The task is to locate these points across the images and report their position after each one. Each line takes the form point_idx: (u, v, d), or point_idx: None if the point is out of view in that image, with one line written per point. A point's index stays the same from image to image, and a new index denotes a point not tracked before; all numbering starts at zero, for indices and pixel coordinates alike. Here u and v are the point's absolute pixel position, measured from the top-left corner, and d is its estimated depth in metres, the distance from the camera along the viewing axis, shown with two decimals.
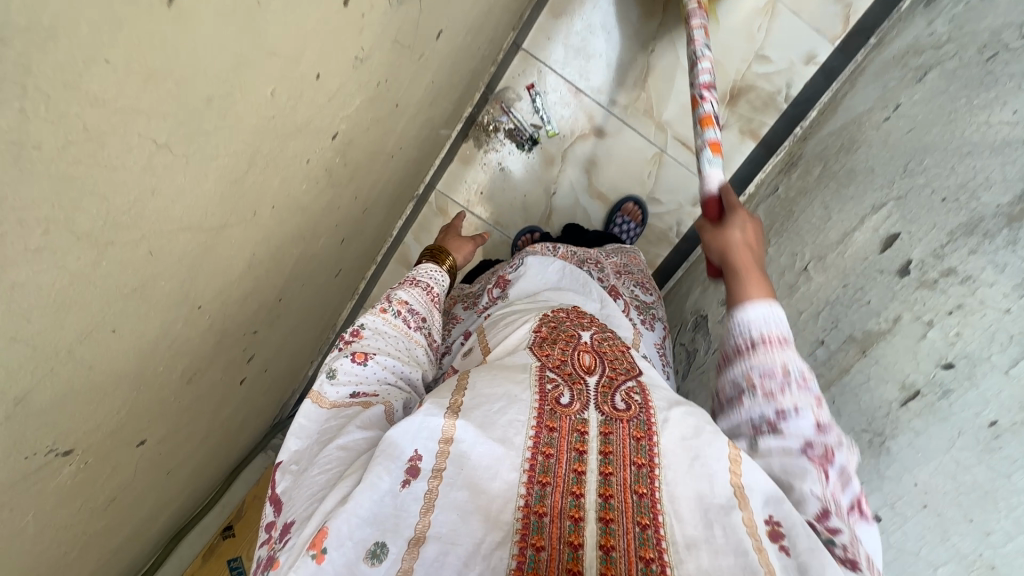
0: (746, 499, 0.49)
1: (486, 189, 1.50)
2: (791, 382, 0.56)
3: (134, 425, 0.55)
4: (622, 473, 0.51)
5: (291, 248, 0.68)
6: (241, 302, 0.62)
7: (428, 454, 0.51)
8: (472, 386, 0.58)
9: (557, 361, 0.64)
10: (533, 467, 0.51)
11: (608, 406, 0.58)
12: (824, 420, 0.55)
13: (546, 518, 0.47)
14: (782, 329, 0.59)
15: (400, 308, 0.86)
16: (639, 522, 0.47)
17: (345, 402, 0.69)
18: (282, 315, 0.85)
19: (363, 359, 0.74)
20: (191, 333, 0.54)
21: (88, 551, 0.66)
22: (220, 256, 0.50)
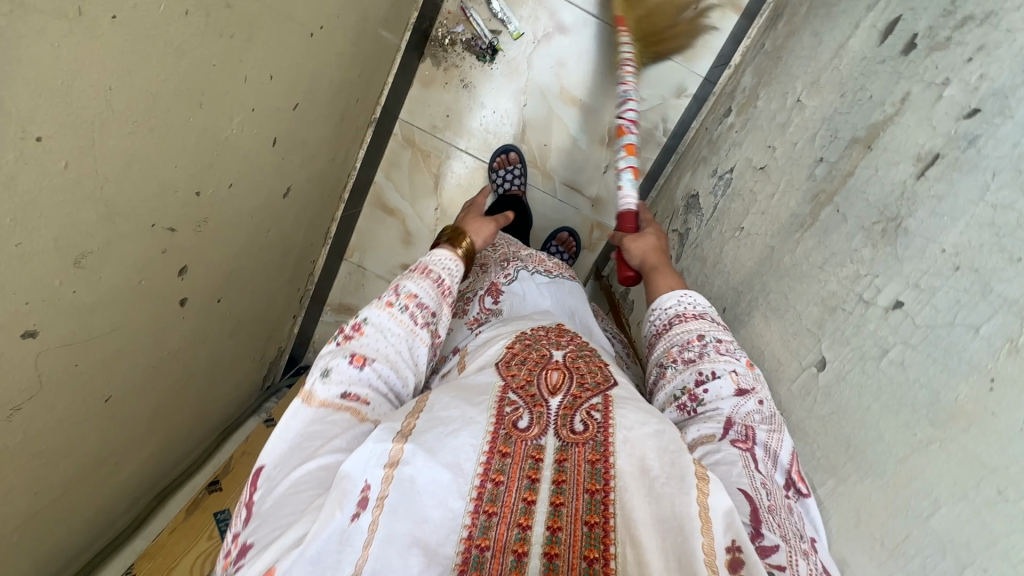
0: (710, 525, 0.44)
1: (453, 111, 1.40)
2: (707, 348, 0.63)
3: (4, 303, 0.48)
4: (574, 502, 0.48)
5: (185, 114, 0.60)
6: (127, 167, 0.55)
7: (376, 482, 0.49)
8: (430, 408, 0.56)
9: (522, 379, 0.62)
10: (480, 496, 0.48)
11: (567, 429, 0.55)
12: (743, 384, 0.59)
13: (487, 553, 0.45)
14: (696, 308, 0.68)
15: (408, 302, 0.73)
16: (585, 556, 0.45)
17: (335, 402, 0.61)
18: (216, 221, 0.78)
19: (362, 364, 0.65)
20: (51, 186, 0.47)
21: (12, 475, 0.60)
22: (51, 71, 0.42)
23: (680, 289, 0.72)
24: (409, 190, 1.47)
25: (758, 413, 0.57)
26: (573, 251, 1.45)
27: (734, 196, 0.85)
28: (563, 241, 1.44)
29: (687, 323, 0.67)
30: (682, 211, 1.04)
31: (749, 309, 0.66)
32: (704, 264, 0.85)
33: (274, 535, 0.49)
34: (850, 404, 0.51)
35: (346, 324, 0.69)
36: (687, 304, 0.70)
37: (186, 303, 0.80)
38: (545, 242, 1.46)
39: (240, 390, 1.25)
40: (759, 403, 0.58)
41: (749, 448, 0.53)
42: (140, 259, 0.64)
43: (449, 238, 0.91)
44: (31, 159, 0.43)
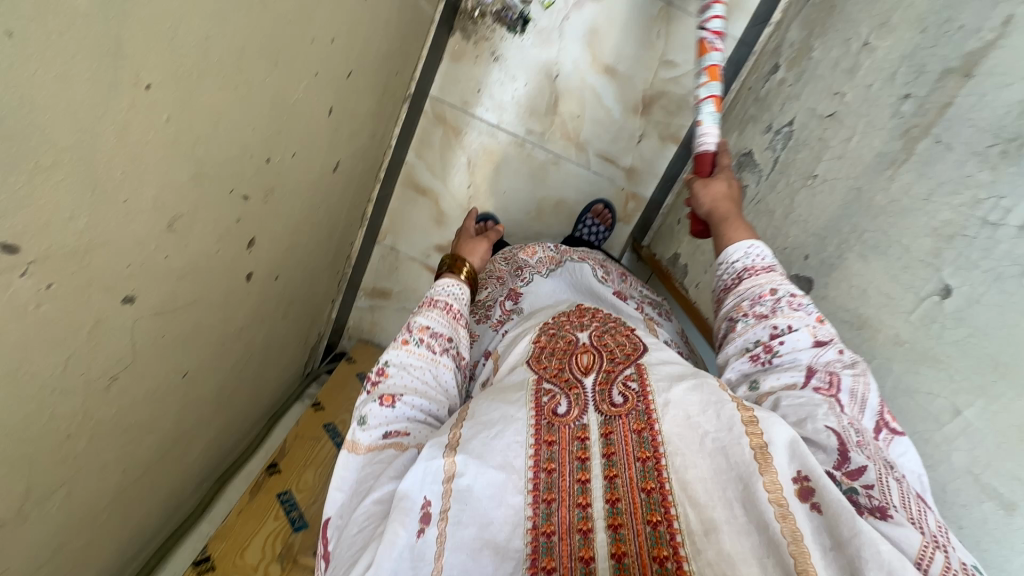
0: (770, 459, 0.43)
1: (484, 86, 1.38)
2: (780, 302, 0.61)
3: (110, 264, 0.47)
4: (628, 472, 0.48)
5: (263, 73, 0.58)
6: (213, 124, 0.53)
7: (435, 498, 0.49)
8: (472, 414, 0.56)
9: (553, 369, 0.62)
10: (537, 486, 0.49)
11: (607, 403, 0.55)
12: (821, 336, 0.58)
13: (554, 538, 0.46)
14: (765, 259, 0.66)
15: (422, 334, 0.71)
16: (649, 521, 0.45)
17: (378, 445, 0.60)
18: (280, 193, 0.77)
19: (393, 403, 0.63)
20: (154, 140, 0.45)
21: (107, 449, 0.60)
22: (157, 13, 0.40)
23: (747, 240, 0.69)
24: (441, 169, 1.45)
25: (841, 359, 0.55)
26: (609, 223, 1.44)
27: (800, 146, 0.83)
28: (598, 214, 1.44)
29: (759, 276, 0.65)
30: (735, 170, 1.03)
31: (842, 252, 0.64)
32: (772, 216, 0.83)
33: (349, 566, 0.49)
34: (989, 322, 0.49)
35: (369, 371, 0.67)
36: (755, 257, 0.67)
37: (251, 278, 0.80)
38: (580, 215, 1.45)
39: (287, 374, 1.25)
40: (841, 352, 0.56)
41: (832, 392, 0.52)
42: (218, 227, 0.63)
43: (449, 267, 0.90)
44: (138, 107, 0.42)
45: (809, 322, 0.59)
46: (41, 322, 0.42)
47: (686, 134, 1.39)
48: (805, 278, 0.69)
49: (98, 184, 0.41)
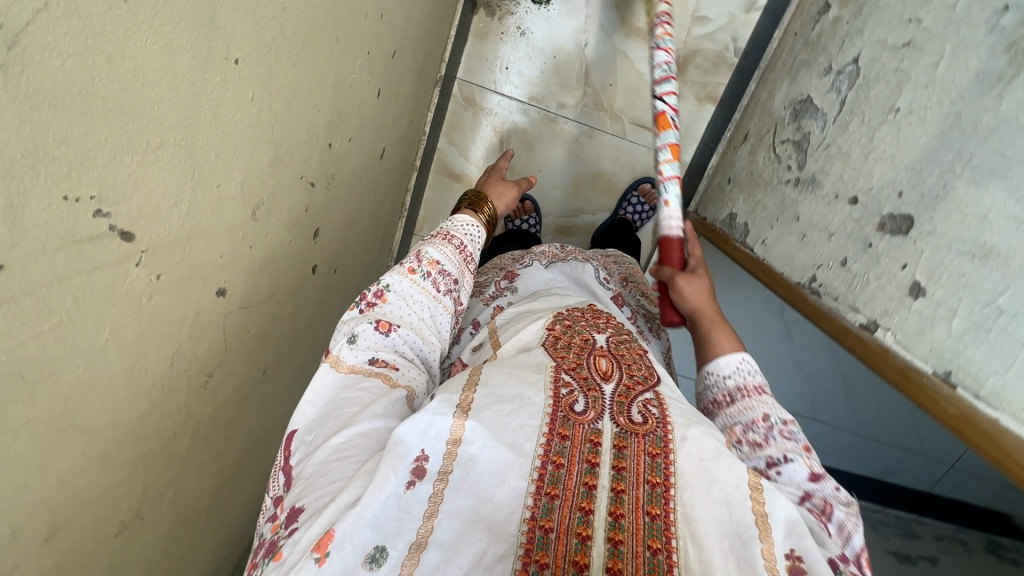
0: (768, 529, 0.43)
1: (511, 62, 1.35)
2: (774, 432, 0.60)
3: (206, 254, 0.45)
4: (635, 491, 0.46)
5: (328, 50, 0.56)
6: (288, 105, 0.52)
7: (435, 455, 0.46)
8: (485, 381, 0.53)
9: (571, 361, 0.59)
10: (542, 477, 0.45)
11: (624, 417, 0.52)
12: (815, 468, 0.56)
13: (553, 534, 0.42)
14: (756, 379, 0.66)
15: (430, 268, 0.71)
16: (649, 546, 0.42)
17: (364, 368, 0.59)
18: (339, 180, 0.75)
19: (388, 328, 0.62)
20: (242, 118, 0.44)
21: (205, 449, 0.59)
22: None
23: (740, 353, 0.69)
24: (473, 153, 1.43)
25: (837, 495, 0.54)
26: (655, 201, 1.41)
27: (871, 82, 0.78)
28: (643, 194, 1.42)
29: (750, 398, 0.64)
30: (792, 120, 0.98)
31: (946, 182, 0.59)
32: (847, 159, 0.78)
33: (320, 497, 0.45)
34: None
35: (367, 291, 0.66)
36: (746, 374, 0.67)
37: (316, 271, 0.79)
38: (626, 193, 1.44)
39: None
40: (836, 486, 0.54)
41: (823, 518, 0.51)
42: (291, 216, 0.62)
43: (471, 203, 0.92)
44: (230, 84, 0.40)
45: (803, 455, 0.57)
46: (151, 315, 0.40)
47: (724, 92, 1.34)
48: (904, 215, 0.64)
49: (197, 167, 0.40)
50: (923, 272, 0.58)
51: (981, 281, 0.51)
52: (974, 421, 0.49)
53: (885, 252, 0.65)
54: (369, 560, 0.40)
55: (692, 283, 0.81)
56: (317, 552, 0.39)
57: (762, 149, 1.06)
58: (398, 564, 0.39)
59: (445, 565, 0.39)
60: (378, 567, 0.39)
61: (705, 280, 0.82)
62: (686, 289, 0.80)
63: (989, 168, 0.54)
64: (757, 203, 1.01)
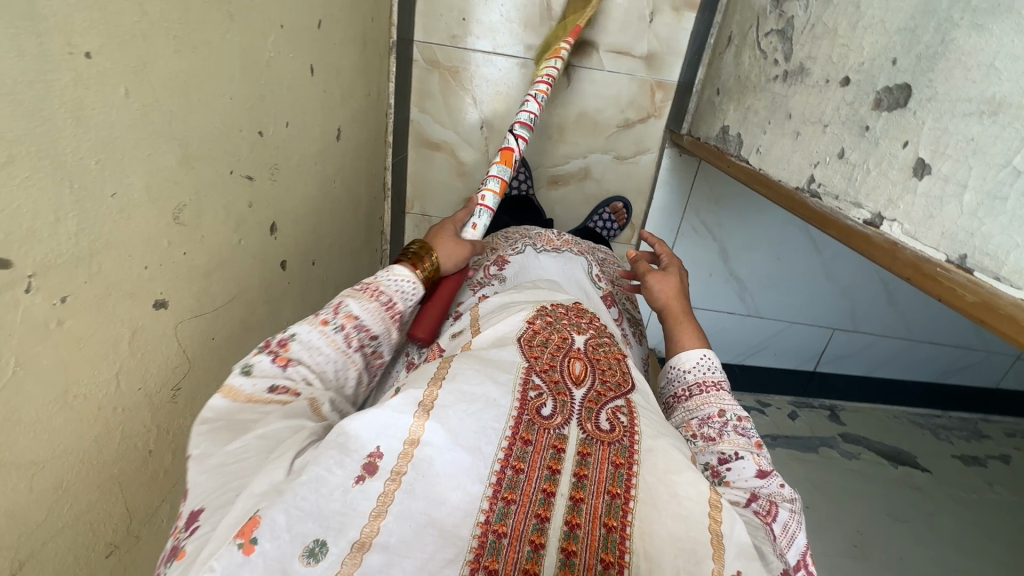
0: (721, 549, 0.41)
1: (467, 10, 1.26)
2: (727, 427, 0.58)
3: (123, 270, 0.43)
4: (593, 500, 0.43)
5: (220, 29, 0.52)
6: (183, 97, 0.48)
7: (389, 452, 0.42)
8: (453, 377, 0.49)
9: (546, 362, 0.54)
10: (499, 481, 0.42)
11: (591, 423, 0.48)
12: (764, 465, 0.54)
13: (504, 541, 0.39)
14: (716, 372, 0.63)
15: (346, 322, 0.61)
16: (602, 559, 0.40)
17: (262, 397, 0.52)
18: (286, 168, 0.72)
19: (286, 364, 0.55)
20: (119, 118, 0.41)
21: None
22: None
23: (703, 349, 0.66)
24: (448, 118, 1.37)
25: (782, 492, 0.53)
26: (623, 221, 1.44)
27: None
28: (614, 211, 1.44)
29: (708, 393, 0.62)
30: (774, 7, 0.87)
31: (944, 34, 0.50)
32: (835, 36, 0.68)
33: (228, 497, 0.42)
34: None
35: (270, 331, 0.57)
36: (707, 368, 0.64)
37: (286, 266, 0.77)
38: (596, 208, 1.45)
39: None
40: (783, 483, 0.53)
41: (768, 520, 0.49)
42: (230, 214, 0.59)
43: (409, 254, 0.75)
44: (87, 81, 0.37)
45: (754, 451, 0.55)
46: (69, 341, 0.39)
47: None
48: (901, 84, 0.55)
49: (74, 177, 0.37)
50: (927, 145, 0.50)
51: (991, 142, 0.43)
52: (997, 307, 0.41)
53: (884, 132, 0.56)
54: (306, 554, 0.36)
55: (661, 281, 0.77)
56: (241, 538, 0.35)
57: (747, 48, 0.96)
58: (336, 561, 0.36)
59: (389, 568, 0.36)
60: (315, 562, 0.36)
61: (676, 277, 0.78)
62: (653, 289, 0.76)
63: (991, 5, 0.45)
64: (748, 109, 0.91)
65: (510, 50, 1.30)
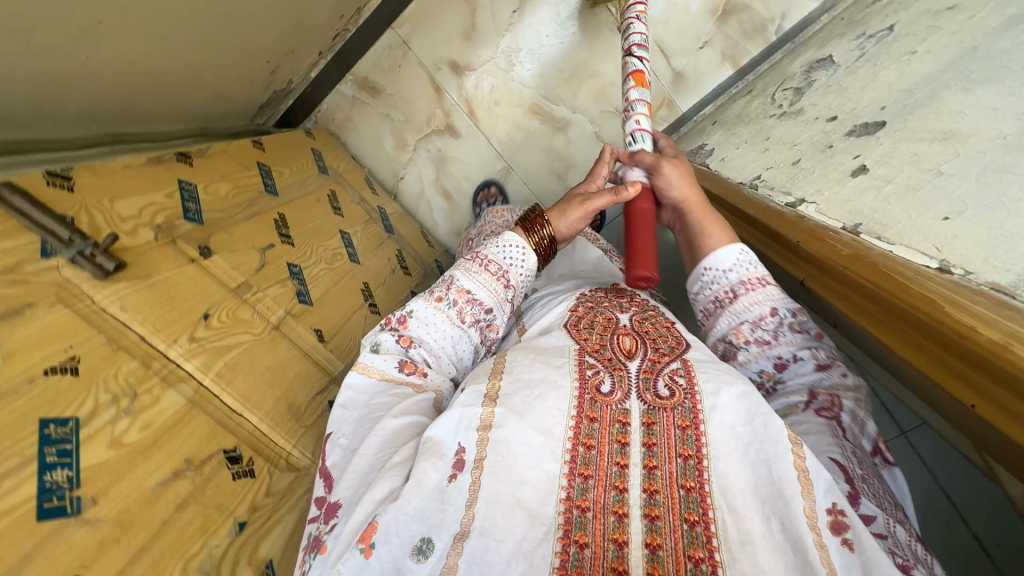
0: (809, 487, 0.44)
1: None
2: (783, 326, 0.63)
3: None
4: (667, 466, 0.49)
5: None
6: None
7: (470, 444, 0.50)
8: (511, 369, 0.56)
9: (595, 344, 0.60)
10: (574, 458, 0.49)
11: (651, 393, 0.54)
12: (823, 358, 0.60)
13: (586, 513, 0.46)
14: (755, 271, 0.65)
15: (458, 296, 0.67)
16: (686, 519, 0.46)
17: (393, 373, 0.62)
18: None
19: (410, 342, 0.64)
20: None
21: None
22: None
23: (734, 242, 0.65)
24: None
25: (844, 382, 0.58)
26: None
27: (900, 38, 0.77)
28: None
29: (755, 292, 0.64)
30: (803, 74, 0.96)
31: (935, 93, 0.57)
32: (843, 92, 0.76)
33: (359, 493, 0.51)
34: None
35: (392, 316, 0.67)
36: (747, 267, 0.65)
37: None
38: None
39: (240, 88, 1.07)
40: (843, 374, 0.59)
41: (836, 415, 0.55)
42: None
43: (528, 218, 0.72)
44: None
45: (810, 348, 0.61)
46: None
47: (748, 61, 1.31)
48: (877, 121, 0.61)
49: None
50: (874, 158, 0.55)
51: (931, 155, 0.48)
52: (867, 257, 0.44)
53: (842, 148, 0.62)
54: (415, 552, 0.46)
55: (676, 170, 0.70)
56: (362, 543, 0.45)
57: (761, 97, 1.03)
58: (443, 553, 0.45)
59: (487, 550, 0.44)
60: (425, 558, 0.45)
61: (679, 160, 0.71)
62: (675, 178, 0.70)
63: (986, 77, 0.51)
64: (733, 133, 0.97)
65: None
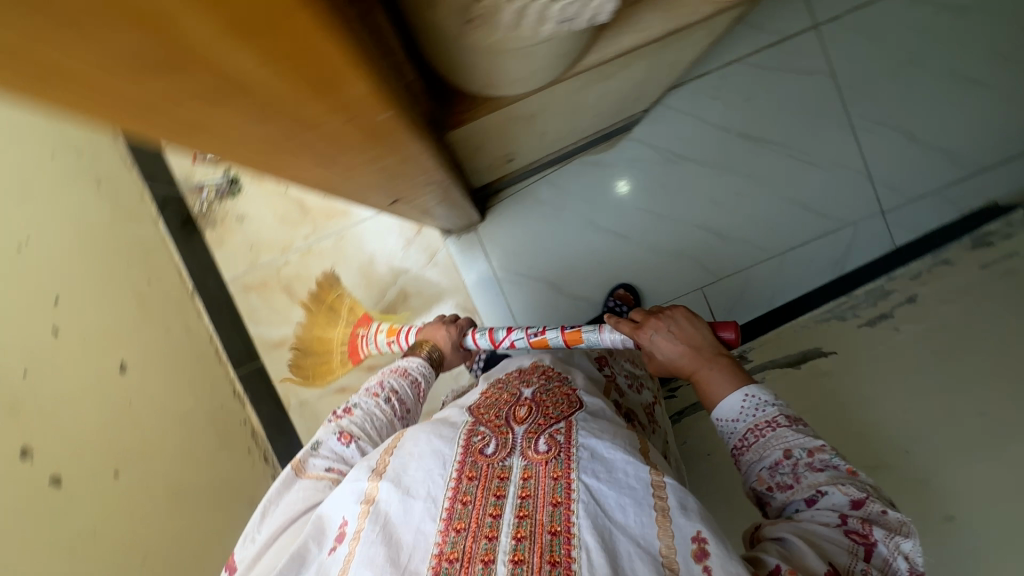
0: (668, 523, 0.43)
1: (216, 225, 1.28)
2: (801, 469, 0.54)
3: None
4: (537, 514, 0.45)
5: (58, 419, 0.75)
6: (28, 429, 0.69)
7: (352, 517, 0.48)
8: (400, 445, 0.54)
9: (491, 413, 0.58)
10: (449, 515, 0.46)
11: (532, 450, 0.52)
12: (853, 493, 0.50)
13: (456, 565, 0.42)
14: (769, 417, 0.58)
15: (393, 394, 0.75)
16: (548, 561, 0.41)
17: (318, 474, 0.62)
18: (75, 361, 0.82)
19: (348, 442, 0.66)
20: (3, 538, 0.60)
21: None
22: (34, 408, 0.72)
23: (740, 391, 0.61)
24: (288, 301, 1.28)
25: (884, 515, 0.49)
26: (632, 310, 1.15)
27: None
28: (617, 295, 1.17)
29: (768, 436, 0.57)
30: None
31: None
32: None
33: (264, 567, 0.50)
34: None
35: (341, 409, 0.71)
36: (755, 409, 0.59)
37: (126, 370, 0.91)
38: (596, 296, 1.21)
39: (255, 475, 1.12)
40: (880, 505, 0.50)
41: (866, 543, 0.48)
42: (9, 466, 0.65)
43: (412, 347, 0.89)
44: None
45: (839, 483, 0.51)
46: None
47: None
48: None
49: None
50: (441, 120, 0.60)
51: None
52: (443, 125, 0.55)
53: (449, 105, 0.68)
54: None
55: (663, 339, 0.69)
56: None
57: None
58: None
59: None
60: None
61: (665, 324, 0.70)
62: (662, 346, 0.69)
63: None
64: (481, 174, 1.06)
65: (305, 240, 1.27)
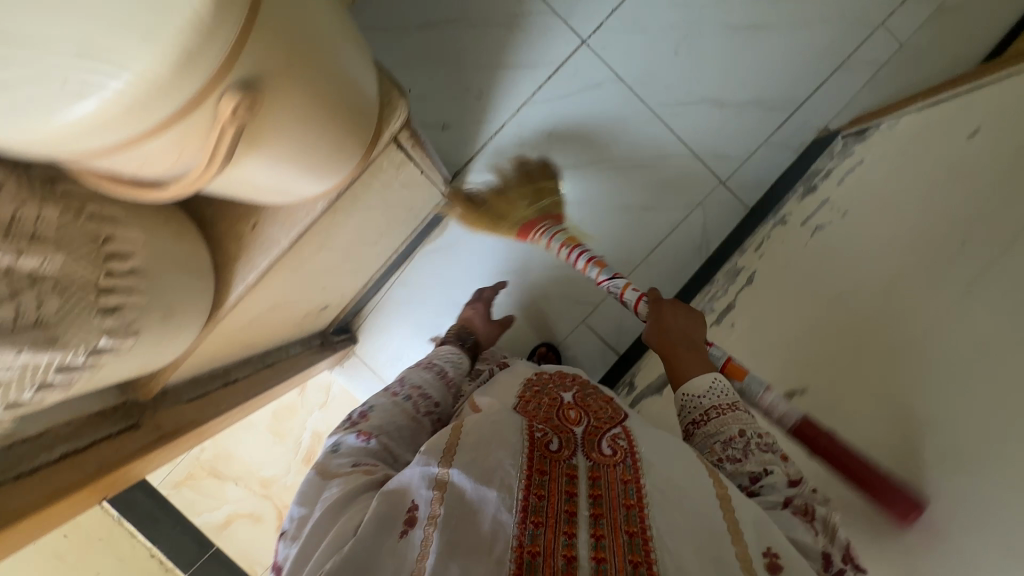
0: (741, 535, 0.45)
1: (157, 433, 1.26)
2: (752, 446, 0.58)
3: None
4: (611, 514, 0.46)
5: None
6: None
7: (423, 503, 0.45)
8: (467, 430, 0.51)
9: (542, 414, 0.55)
10: (524, 506, 0.44)
11: (596, 452, 0.52)
12: (795, 475, 0.55)
13: (540, 558, 0.41)
14: (729, 397, 0.63)
15: (411, 393, 0.69)
16: (630, 560, 0.42)
17: (344, 470, 0.53)
18: None
19: (368, 435, 0.59)
20: None
21: None
22: None
23: (708, 374, 0.66)
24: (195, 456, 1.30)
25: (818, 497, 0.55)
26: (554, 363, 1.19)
27: None
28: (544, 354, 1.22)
29: (729, 415, 0.61)
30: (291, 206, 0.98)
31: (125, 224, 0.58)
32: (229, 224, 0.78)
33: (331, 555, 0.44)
34: None
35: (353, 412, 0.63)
36: (720, 392, 0.64)
37: None
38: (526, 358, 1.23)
39: None
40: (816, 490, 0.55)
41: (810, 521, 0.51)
42: None
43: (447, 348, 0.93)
44: None
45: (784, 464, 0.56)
46: None
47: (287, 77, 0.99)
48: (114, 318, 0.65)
49: None
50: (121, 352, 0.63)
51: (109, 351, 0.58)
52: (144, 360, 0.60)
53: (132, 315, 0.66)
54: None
55: (673, 313, 0.78)
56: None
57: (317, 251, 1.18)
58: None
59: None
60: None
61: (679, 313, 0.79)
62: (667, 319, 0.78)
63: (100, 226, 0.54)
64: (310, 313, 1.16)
65: None
